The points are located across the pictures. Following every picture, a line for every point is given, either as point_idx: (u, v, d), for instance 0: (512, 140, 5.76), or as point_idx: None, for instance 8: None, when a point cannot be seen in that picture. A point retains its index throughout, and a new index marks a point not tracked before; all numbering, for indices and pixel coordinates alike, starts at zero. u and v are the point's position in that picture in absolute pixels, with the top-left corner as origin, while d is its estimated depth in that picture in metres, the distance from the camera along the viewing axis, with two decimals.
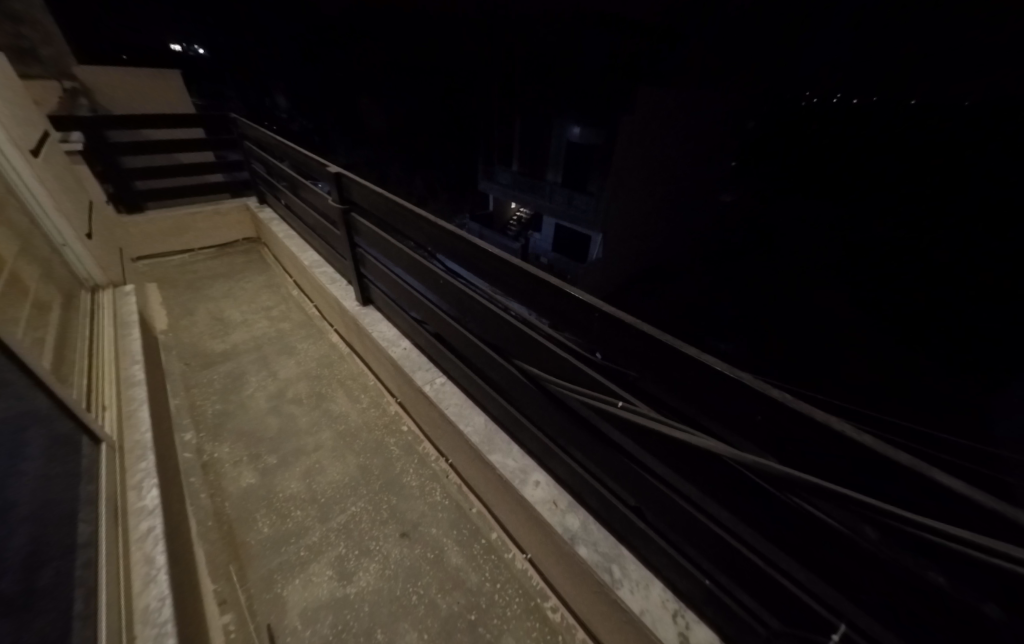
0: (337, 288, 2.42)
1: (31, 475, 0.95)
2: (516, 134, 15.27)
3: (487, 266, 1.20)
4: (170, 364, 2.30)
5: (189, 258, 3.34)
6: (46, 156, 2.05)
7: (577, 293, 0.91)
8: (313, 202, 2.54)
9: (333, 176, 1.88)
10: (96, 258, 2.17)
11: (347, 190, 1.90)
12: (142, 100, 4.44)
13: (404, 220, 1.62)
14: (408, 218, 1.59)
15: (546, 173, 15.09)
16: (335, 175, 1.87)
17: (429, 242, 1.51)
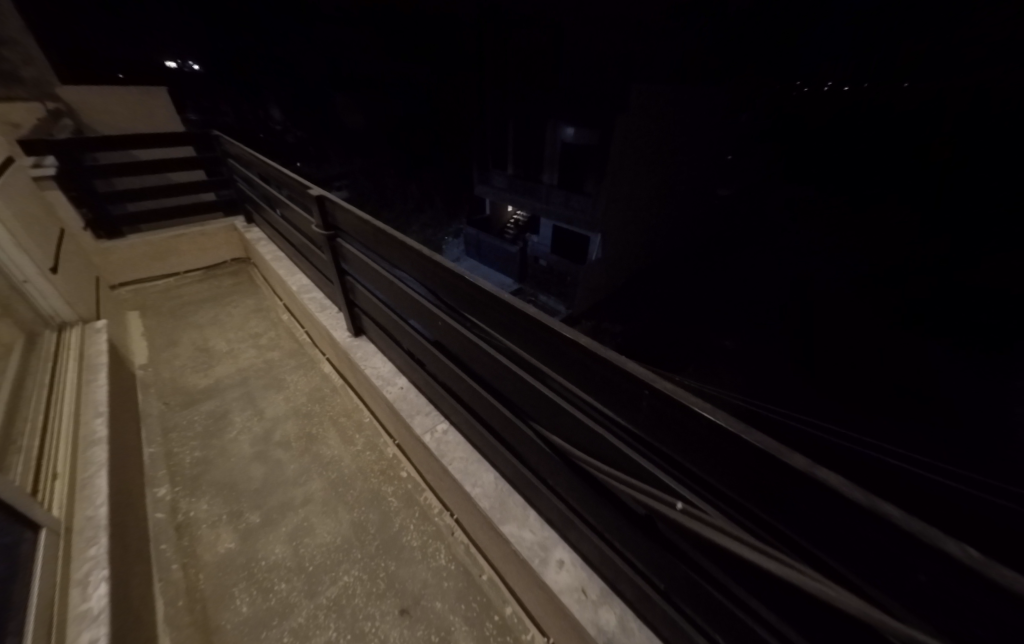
0: (327, 316, 2.23)
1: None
2: (511, 138, 15.07)
3: (490, 308, 1.01)
4: (148, 403, 2.10)
5: (175, 282, 3.17)
6: (6, 187, 1.87)
7: (604, 353, 0.71)
8: (299, 225, 2.37)
9: (315, 198, 1.70)
10: (64, 294, 1.98)
11: (331, 215, 1.72)
12: (128, 119, 4.28)
13: (396, 249, 1.42)
14: (398, 248, 1.41)
15: (541, 174, 14.67)
16: (317, 199, 1.69)
17: (423, 275, 1.32)
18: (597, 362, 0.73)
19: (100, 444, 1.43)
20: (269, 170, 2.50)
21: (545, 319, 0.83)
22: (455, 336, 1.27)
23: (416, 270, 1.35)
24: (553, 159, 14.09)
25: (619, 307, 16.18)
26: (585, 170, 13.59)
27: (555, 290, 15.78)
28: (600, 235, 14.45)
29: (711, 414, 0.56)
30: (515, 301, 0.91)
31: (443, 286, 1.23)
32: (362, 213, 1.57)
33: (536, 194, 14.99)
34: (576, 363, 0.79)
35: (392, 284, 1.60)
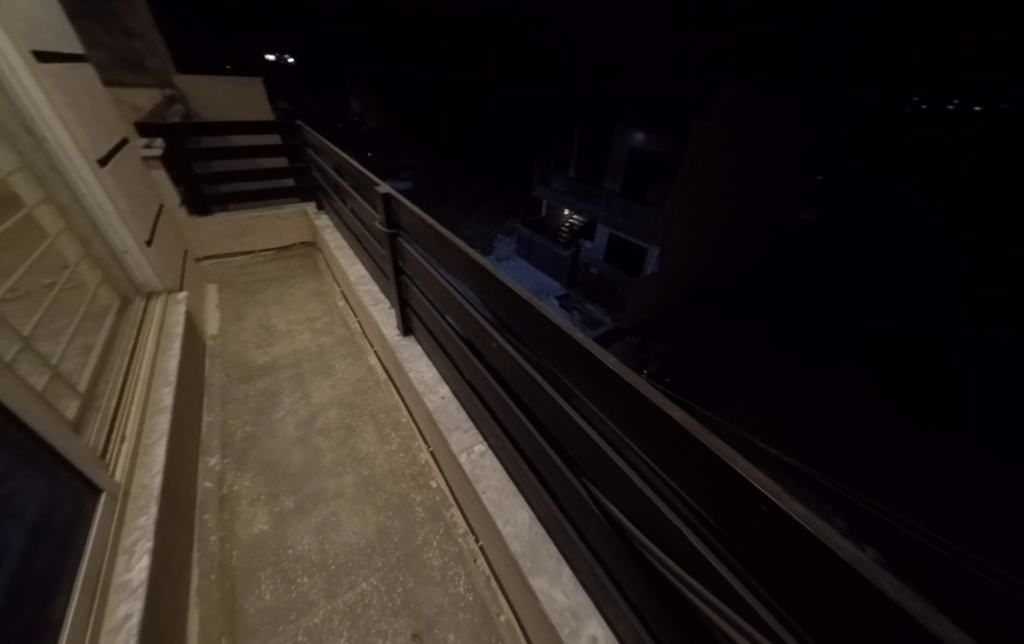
0: (378, 311, 2.26)
1: (6, 569, 0.80)
2: (576, 140, 14.81)
3: (552, 340, 0.93)
4: (212, 373, 2.26)
5: (250, 260, 3.42)
6: (116, 164, 2.08)
7: (677, 420, 0.61)
8: (365, 219, 2.44)
9: (381, 196, 1.69)
10: (156, 266, 2.18)
11: (394, 214, 1.71)
12: (228, 106, 4.67)
13: (456, 260, 1.37)
14: (458, 260, 1.37)
15: (603, 181, 14.24)
16: (384, 197, 1.67)
17: (483, 295, 1.26)
18: (672, 427, 0.63)
19: (164, 412, 1.54)
20: (345, 163, 2.61)
21: (615, 367, 0.74)
22: (505, 358, 1.21)
23: (474, 283, 1.29)
24: (618, 166, 13.39)
25: (670, 326, 15.42)
26: (652, 178, 12.89)
27: (604, 300, 15.36)
28: (658, 248, 13.90)
29: (837, 553, 0.44)
30: (583, 339, 0.83)
31: (501, 305, 1.16)
32: (426, 216, 1.54)
33: (595, 200, 14.67)
34: (647, 421, 0.69)
35: (447, 291, 1.56)
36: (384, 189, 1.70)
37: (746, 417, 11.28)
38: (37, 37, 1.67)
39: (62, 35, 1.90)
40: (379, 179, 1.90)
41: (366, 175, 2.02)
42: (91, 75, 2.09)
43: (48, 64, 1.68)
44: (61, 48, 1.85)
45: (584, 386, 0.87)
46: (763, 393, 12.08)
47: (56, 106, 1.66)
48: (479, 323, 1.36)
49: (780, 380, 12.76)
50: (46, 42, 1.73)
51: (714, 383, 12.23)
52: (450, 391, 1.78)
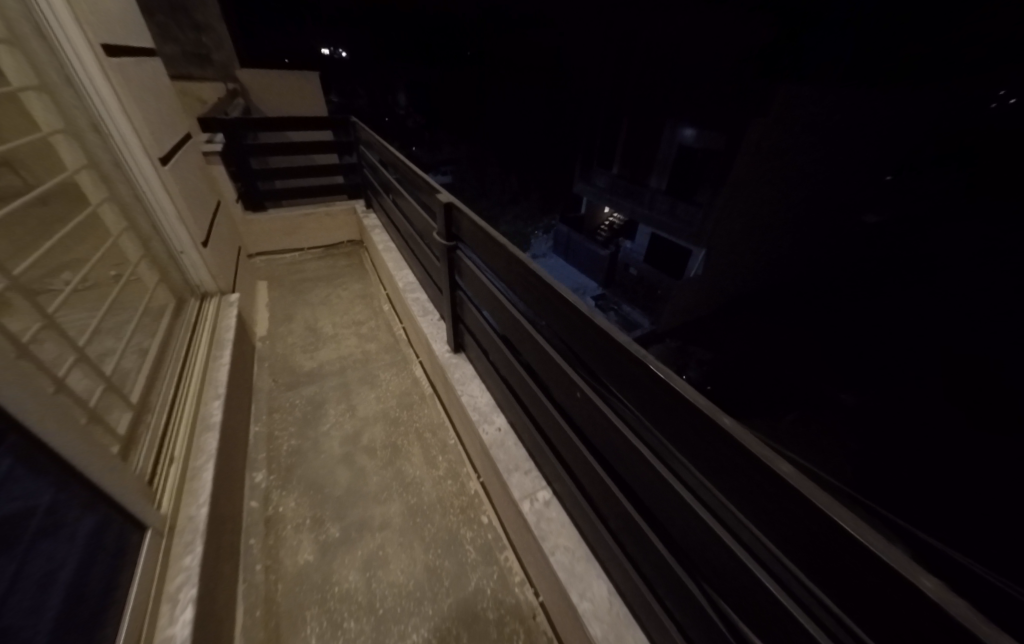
0: (427, 322, 2.11)
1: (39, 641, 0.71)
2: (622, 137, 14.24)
3: (655, 392, 0.80)
4: (259, 377, 2.22)
5: (299, 257, 3.42)
6: (177, 162, 2.05)
7: (837, 520, 0.49)
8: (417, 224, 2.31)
9: (442, 205, 1.52)
10: (210, 267, 2.15)
11: (455, 225, 1.53)
12: (286, 101, 4.77)
13: (534, 288, 1.19)
14: (537, 289, 1.18)
15: (648, 178, 13.81)
16: (445, 206, 1.49)
17: (568, 333, 1.07)
18: (818, 516, 0.53)
19: (212, 431, 1.46)
20: (400, 164, 2.51)
21: (746, 441, 0.61)
22: (583, 401, 1.08)
23: (548, 312, 1.15)
24: (665, 164, 13.08)
25: (712, 330, 14.60)
26: (701, 178, 12.39)
27: (641, 301, 15.56)
28: (703, 250, 13.19)
29: None
30: (709, 411, 0.67)
31: (585, 343, 1.01)
32: (491, 229, 1.35)
33: (638, 198, 14.24)
34: (788, 507, 0.57)
35: (511, 315, 1.40)
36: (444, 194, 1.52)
37: (793, 430, 10.52)
38: (108, 29, 1.63)
39: (134, 29, 1.88)
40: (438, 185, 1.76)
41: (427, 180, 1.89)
42: (160, 71, 2.08)
43: (119, 61, 1.64)
44: (131, 41, 1.82)
45: (697, 453, 0.74)
46: (813, 406, 11.24)
47: (125, 105, 1.63)
48: (553, 358, 1.19)
49: (834, 393, 11.77)
50: (118, 36, 1.69)
51: (759, 392, 11.49)
52: (507, 420, 1.61)
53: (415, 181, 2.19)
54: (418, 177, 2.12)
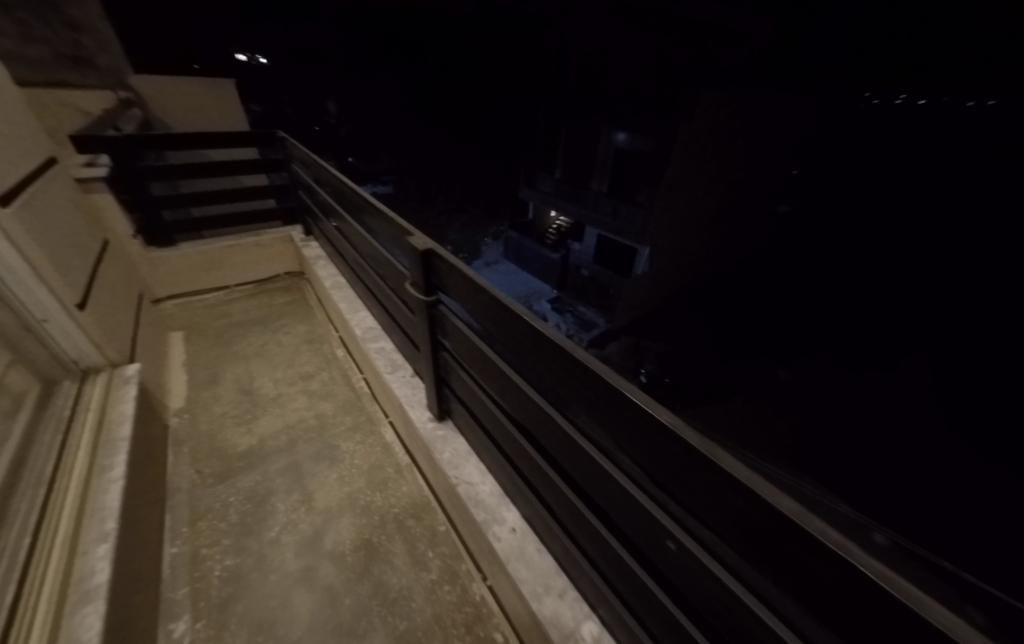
0: (398, 381, 1.72)
1: None
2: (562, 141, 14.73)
3: (720, 490, 0.59)
4: (176, 468, 1.71)
5: (225, 297, 2.88)
6: (34, 195, 1.48)
7: None
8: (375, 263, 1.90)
9: (417, 253, 1.16)
10: (94, 334, 1.59)
11: (436, 275, 1.17)
12: (198, 113, 4.27)
13: (562, 368, 0.85)
14: (569, 374, 0.84)
15: (591, 182, 14.33)
16: (422, 254, 1.13)
17: (628, 442, 0.74)
18: None
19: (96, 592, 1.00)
20: (348, 191, 2.10)
21: None
22: (627, 502, 0.82)
23: (570, 389, 0.87)
24: (605, 167, 13.65)
25: (663, 324, 15.29)
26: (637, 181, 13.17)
27: (595, 301, 15.23)
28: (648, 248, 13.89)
29: None
30: None
31: (616, 423, 0.77)
32: (481, 279, 1.04)
33: (584, 201, 14.59)
34: None
35: (512, 383, 1.09)
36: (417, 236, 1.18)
37: (743, 414, 11.35)
38: None
39: None
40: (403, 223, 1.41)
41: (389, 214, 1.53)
42: (9, 84, 1.52)
43: None
44: None
45: None
46: (757, 387, 12.20)
47: None
48: (581, 447, 0.90)
49: (773, 373, 12.87)
50: None
51: (711, 381, 12.20)
52: (519, 512, 1.27)
53: (371, 212, 1.78)
54: (374, 209, 1.74)
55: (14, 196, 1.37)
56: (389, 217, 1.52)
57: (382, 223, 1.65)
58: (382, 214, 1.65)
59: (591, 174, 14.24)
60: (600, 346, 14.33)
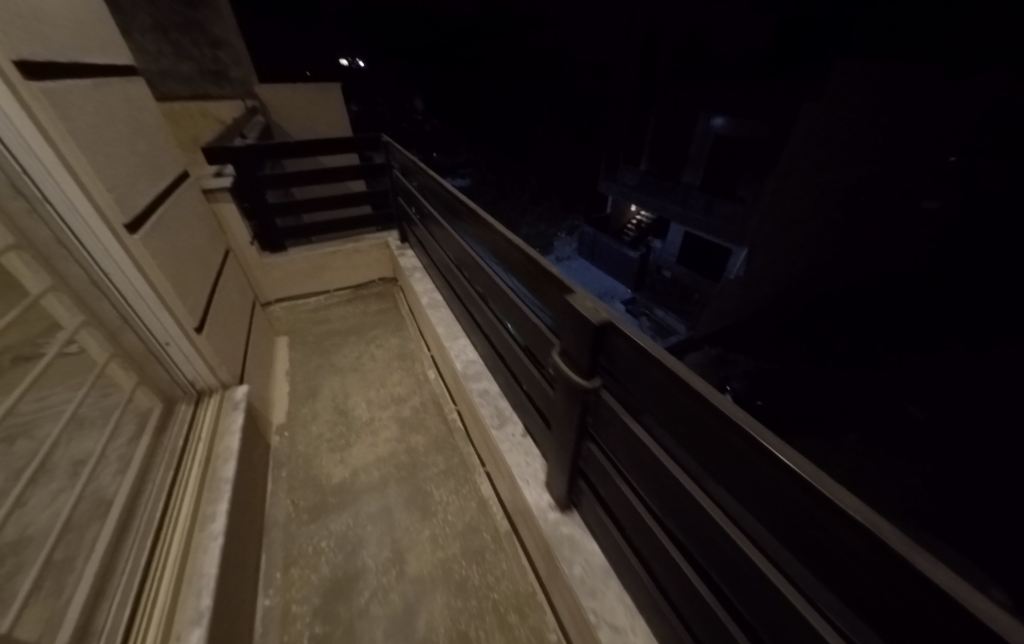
0: (506, 443, 1.42)
1: None
2: (651, 132, 14.83)
3: None
4: (274, 497, 1.65)
5: (325, 302, 2.93)
6: (164, 217, 1.46)
7: None
8: (489, 295, 1.64)
9: (585, 326, 0.79)
10: (213, 356, 1.57)
11: (608, 355, 0.80)
12: (308, 117, 4.55)
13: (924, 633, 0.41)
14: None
15: (681, 174, 14.01)
16: (594, 327, 0.77)
17: None
18: None
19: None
20: (456, 205, 1.86)
21: None
22: None
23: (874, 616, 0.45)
24: (699, 158, 13.33)
25: (760, 336, 13.22)
26: (738, 173, 12.42)
27: (677, 305, 14.73)
28: (745, 248, 12.58)
29: None
30: None
31: None
32: (683, 370, 0.65)
33: (670, 194, 14.32)
34: None
35: (700, 520, 0.70)
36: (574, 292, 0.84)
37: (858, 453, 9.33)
38: (45, 40, 1.06)
39: (102, 34, 1.39)
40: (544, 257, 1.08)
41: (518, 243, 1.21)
42: (145, 92, 1.61)
43: (65, 83, 1.09)
44: (97, 49, 1.33)
45: None
46: (876, 422, 9.94)
47: (61, 151, 1.05)
48: None
49: (901, 406, 10.34)
50: (75, 49, 1.20)
51: (814, 408, 10.33)
52: None
53: (492, 239, 1.50)
54: (496, 235, 1.45)
55: (146, 220, 1.34)
56: (521, 249, 1.21)
57: (510, 254, 1.34)
58: (508, 242, 1.34)
59: (683, 165, 13.91)
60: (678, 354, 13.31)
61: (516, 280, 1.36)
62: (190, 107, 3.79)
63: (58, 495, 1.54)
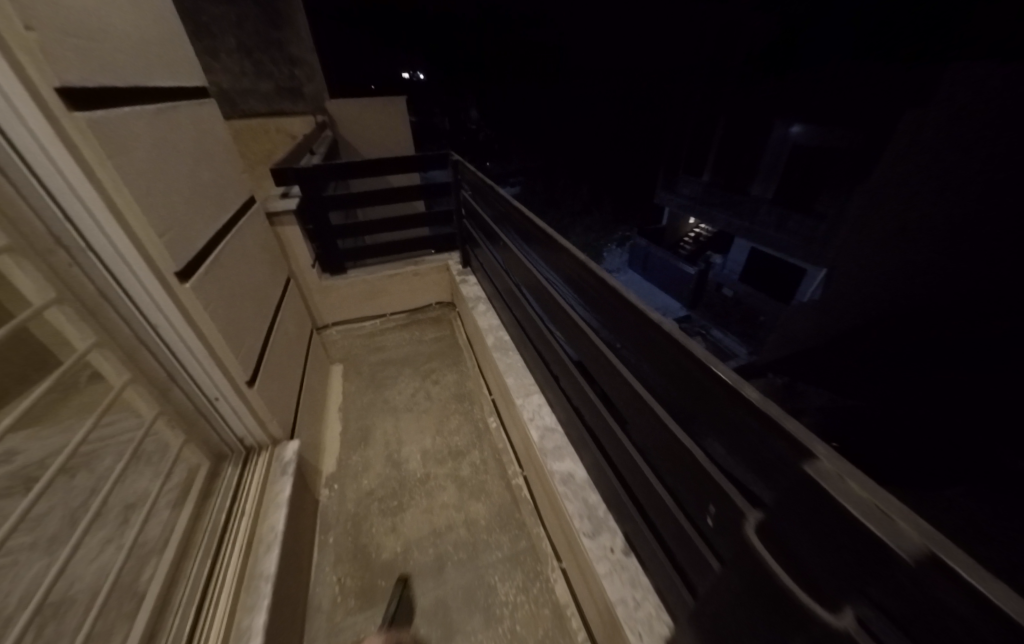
0: (606, 568, 1.06)
1: None
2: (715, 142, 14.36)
3: None
4: (318, 572, 1.45)
5: (381, 326, 2.79)
6: (223, 254, 1.32)
7: None
8: (584, 356, 1.30)
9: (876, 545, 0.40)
10: (263, 411, 1.39)
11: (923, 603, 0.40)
12: (373, 130, 4.57)
13: None
14: None
15: (749, 186, 13.30)
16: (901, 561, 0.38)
17: None
18: None
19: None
20: (539, 235, 1.54)
21: None
22: None
23: None
24: (773, 168, 12.48)
25: None
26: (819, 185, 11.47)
27: (736, 327, 13.77)
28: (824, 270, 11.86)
29: None
30: None
31: None
32: None
33: (738, 207, 13.62)
34: None
35: None
36: (819, 451, 0.47)
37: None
38: (103, 61, 0.93)
39: (175, 55, 1.28)
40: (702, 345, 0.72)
41: (647, 313, 0.86)
42: (216, 115, 1.52)
43: (120, 111, 0.95)
44: (167, 71, 1.22)
45: None
46: None
47: (115, 193, 0.91)
48: None
49: None
50: (138, 71, 1.07)
51: None
52: None
53: (595, 293, 1.17)
54: (601, 289, 1.11)
55: (201, 263, 1.19)
56: (651, 323, 0.86)
57: (625, 321, 1.00)
58: (621, 305, 0.99)
59: (751, 176, 13.21)
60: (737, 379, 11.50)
61: (632, 354, 1.01)
62: (266, 124, 3.97)
63: (105, 545, 1.42)
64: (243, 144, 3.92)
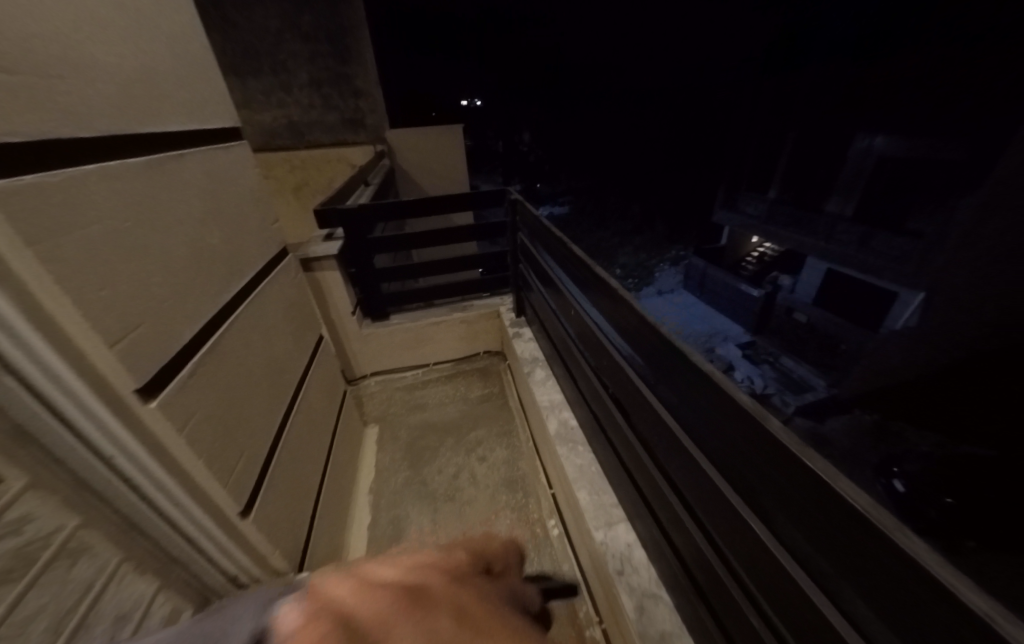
0: None
1: None
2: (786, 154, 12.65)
3: None
4: None
5: (422, 378, 2.46)
6: (224, 339, 1.03)
7: None
8: (712, 521, 0.80)
9: None
10: (260, 541, 1.04)
11: None
12: (429, 158, 4.41)
13: None
14: None
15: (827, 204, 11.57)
16: None
17: None
18: None
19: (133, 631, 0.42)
20: (623, 314, 1.05)
21: None
22: None
23: None
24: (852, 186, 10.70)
25: None
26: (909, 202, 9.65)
27: None
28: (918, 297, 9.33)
29: None
30: None
31: None
32: None
33: (810, 227, 12.04)
34: None
35: None
36: None
37: None
38: (62, 108, 0.66)
39: (192, 95, 1.04)
40: (808, 442, 0.54)
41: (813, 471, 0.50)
42: (245, 159, 1.29)
43: (72, 174, 0.66)
44: (175, 113, 0.97)
45: None
46: None
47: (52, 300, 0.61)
48: None
49: None
50: (128, 116, 0.81)
51: None
52: None
53: (679, 380, 0.85)
54: (680, 373, 0.83)
55: (184, 361, 0.90)
56: (761, 437, 0.61)
57: (733, 435, 0.69)
58: (703, 396, 0.75)
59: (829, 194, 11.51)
60: (814, 418, 9.02)
61: (748, 483, 0.68)
62: (327, 154, 3.99)
63: None
64: (305, 173, 3.95)
